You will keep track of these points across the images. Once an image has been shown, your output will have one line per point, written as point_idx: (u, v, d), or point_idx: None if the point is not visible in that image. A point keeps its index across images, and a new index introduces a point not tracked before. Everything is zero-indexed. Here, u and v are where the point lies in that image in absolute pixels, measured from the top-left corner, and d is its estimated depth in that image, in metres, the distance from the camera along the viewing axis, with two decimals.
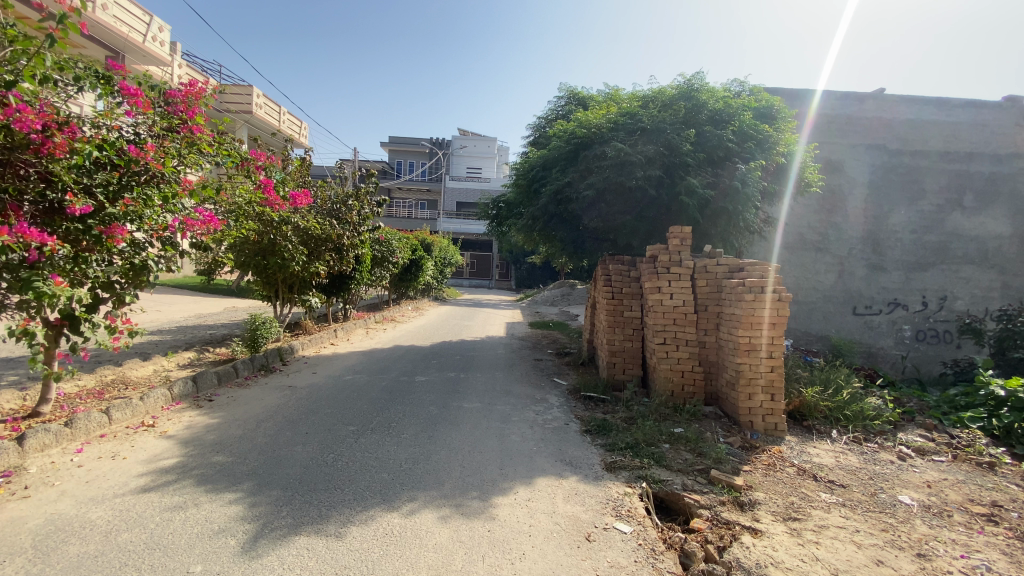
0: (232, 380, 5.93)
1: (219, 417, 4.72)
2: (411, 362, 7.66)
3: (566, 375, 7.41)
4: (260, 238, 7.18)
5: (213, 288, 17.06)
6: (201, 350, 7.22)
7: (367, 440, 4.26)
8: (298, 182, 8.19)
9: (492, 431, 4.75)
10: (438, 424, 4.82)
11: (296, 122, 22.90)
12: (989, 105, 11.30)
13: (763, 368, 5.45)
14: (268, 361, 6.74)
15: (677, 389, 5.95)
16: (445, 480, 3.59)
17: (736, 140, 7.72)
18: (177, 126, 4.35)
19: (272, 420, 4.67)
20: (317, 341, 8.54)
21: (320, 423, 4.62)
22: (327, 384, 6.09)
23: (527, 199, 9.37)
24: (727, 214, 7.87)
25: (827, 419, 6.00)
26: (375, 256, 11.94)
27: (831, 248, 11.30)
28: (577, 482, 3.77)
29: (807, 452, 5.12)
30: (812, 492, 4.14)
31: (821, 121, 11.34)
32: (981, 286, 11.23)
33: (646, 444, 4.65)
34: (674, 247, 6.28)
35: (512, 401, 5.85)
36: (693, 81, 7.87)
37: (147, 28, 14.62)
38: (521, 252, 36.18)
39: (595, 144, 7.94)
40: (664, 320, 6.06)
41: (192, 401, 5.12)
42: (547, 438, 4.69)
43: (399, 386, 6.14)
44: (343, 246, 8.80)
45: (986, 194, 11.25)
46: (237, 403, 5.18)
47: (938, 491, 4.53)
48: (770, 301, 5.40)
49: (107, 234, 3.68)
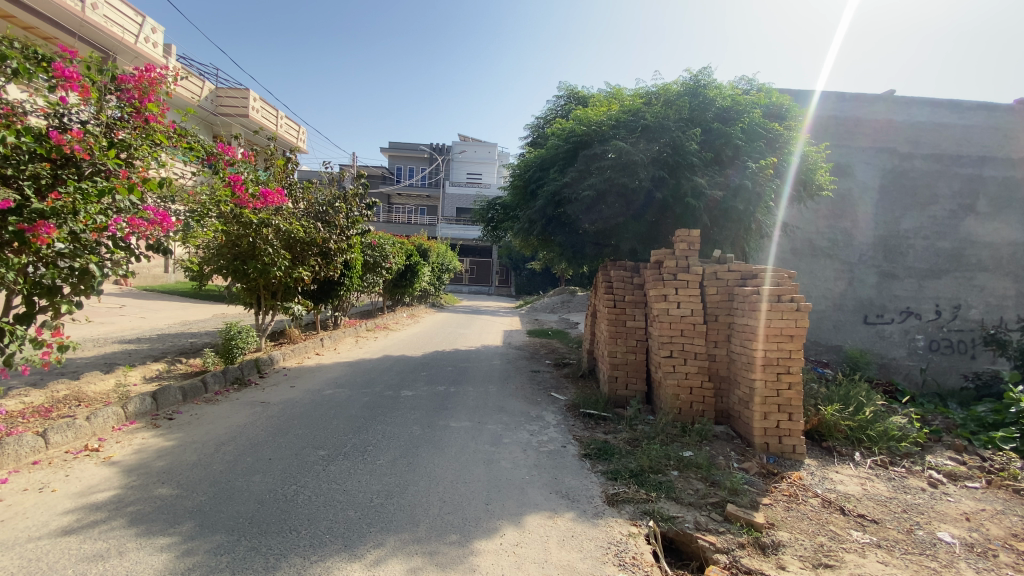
0: (200, 396, 5.46)
1: (175, 440, 4.24)
2: (399, 374, 7.17)
3: (564, 389, 6.91)
4: (237, 241, 6.71)
5: (203, 293, 16.59)
6: (172, 361, 6.73)
7: (337, 468, 3.78)
8: (282, 183, 7.75)
9: (479, 456, 4.26)
10: (419, 447, 4.33)
11: (293, 127, 22.57)
12: (1002, 107, 10.86)
13: (780, 385, 4.97)
14: (243, 374, 6.27)
15: (684, 407, 5.47)
16: (420, 520, 3.10)
17: (745, 139, 7.29)
18: (130, 116, 4.06)
19: (233, 443, 4.19)
20: (300, 352, 8.04)
21: (286, 447, 4.14)
22: (305, 400, 5.59)
23: (524, 202, 8.90)
24: (735, 218, 7.40)
25: (848, 440, 5.48)
26: (367, 261, 11.45)
27: (841, 255, 10.85)
28: (572, 522, 3.27)
29: (830, 479, 4.63)
30: (841, 530, 3.62)
31: (830, 123, 10.92)
32: (996, 294, 10.72)
33: (653, 472, 4.15)
34: (681, 252, 5.80)
35: (504, 419, 5.35)
36: (700, 76, 7.44)
37: (139, 29, 14.22)
38: (522, 258, 35.72)
39: (594, 143, 7.50)
40: (670, 332, 5.57)
41: (149, 420, 4.65)
42: (541, 465, 4.19)
43: (382, 402, 5.65)
44: (329, 251, 8.35)
45: (1000, 199, 10.77)
46: (199, 422, 4.70)
47: (978, 525, 4.02)
48: (787, 311, 4.92)
49: (30, 232, 3.16)
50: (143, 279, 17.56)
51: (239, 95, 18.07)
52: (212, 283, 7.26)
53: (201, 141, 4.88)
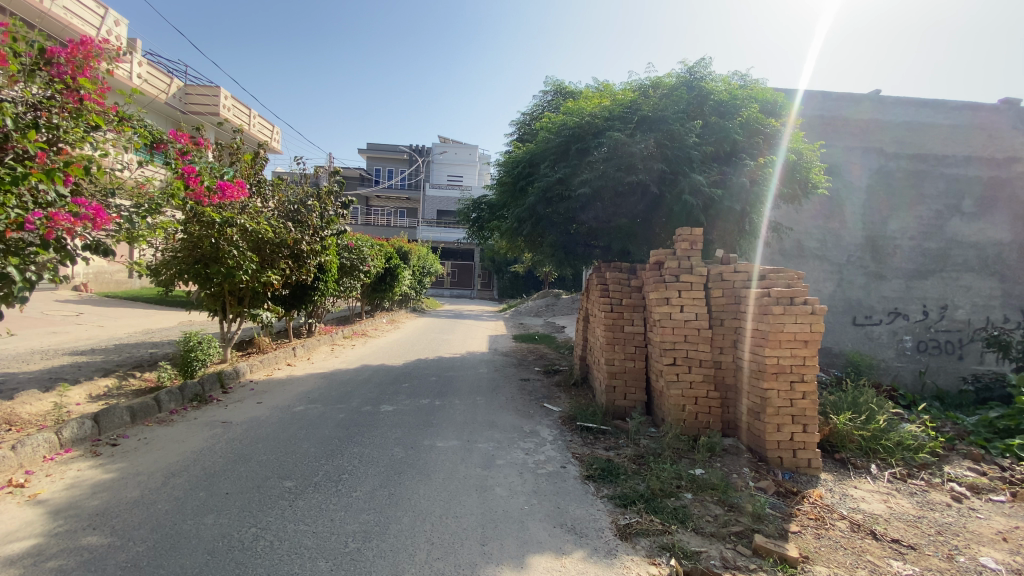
0: (152, 416, 4.85)
1: (116, 473, 3.63)
2: (378, 386, 6.62)
3: (557, 400, 6.45)
4: (198, 242, 6.10)
5: (170, 299, 15.74)
6: (124, 376, 6.08)
7: (305, 505, 3.24)
8: (250, 180, 7.15)
9: (471, 482, 3.76)
10: (401, 473, 3.81)
11: (267, 127, 21.77)
12: (985, 108, 10.80)
13: (794, 395, 4.60)
14: (203, 390, 5.66)
15: (689, 418, 5.04)
16: (404, 570, 2.59)
17: (744, 134, 7.01)
18: (59, 93, 3.49)
19: (185, 474, 3.61)
20: (269, 363, 7.41)
21: (246, 478, 3.59)
22: (272, 419, 5.01)
23: (512, 200, 8.46)
24: (730, 217, 7.05)
25: (862, 451, 5.14)
26: (343, 264, 10.80)
27: (831, 256, 10.68)
28: (582, 563, 2.81)
29: (851, 497, 4.26)
30: (879, 560, 3.24)
31: (819, 122, 10.77)
32: (983, 295, 10.60)
33: (665, 496, 3.71)
34: (683, 252, 5.36)
35: (495, 436, 4.88)
36: (696, 69, 7.11)
37: (101, 21, 13.25)
38: (504, 262, 35.16)
39: (588, 137, 7.11)
40: (673, 337, 5.15)
41: (88, 447, 4.04)
42: (541, 491, 3.71)
43: (360, 420, 5.10)
44: (301, 253, 7.78)
45: (986, 199, 10.67)
46: (148, 448, 4.10)
47: (1018, 547, 3.67)
48: (803, 315, 4.55)
49: None
50: (106, 285, 16.60)
51: (211, 93, 17.27)
52: (178, 290, 6.62)
53: (148, 126, 4.30)
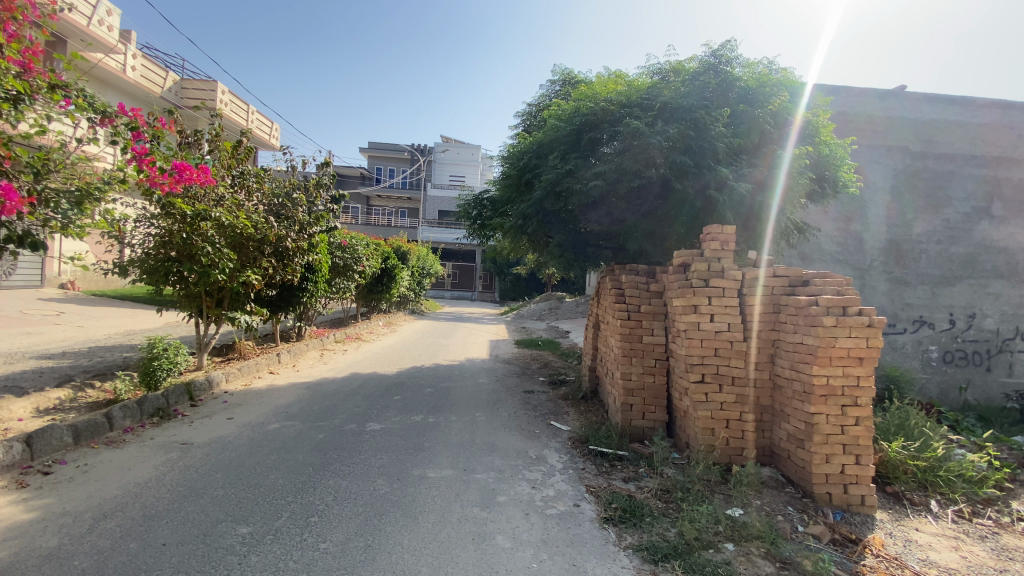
0: (100, 437, 4.19)
1: (35, 513, 2.98)
2: (366, 399, 5.97)
3: (565, 418, 5.78)
4: (169, 237, 5.46)
5: (158, 299, 15.07)
6: (79, 388, 5.40)
7: (259, 563, 2.58)
8: (231, 171, 6.44)
9: (466, 527, 3.10)
10: (383, 516, 3.15)
11: (265, 122, 21.24)
12: (1017, 107, 10.10)
13: (845, 421, 3.95)
14: (166, 404, 5.00)
15: (720, 445, 4.36)
16: None
17: (773, 126, 6.37)
18: None
19: (120, 516, 2.98)
20: (249, 370, 6.74)
21: (191, 524, 2.93)
22: (240, 440, 4.34)
23: (516, 195, 7.79)
24: (754, 216, 6.39)
25: (918, 483, 4.46)
26: (336, 264, 10.14)
27: (852, 260, 10.04)
28: None
29: (917, 545, 3.58)
30: None
31: (842, 118, 10.14)
32: (1013, 303, 9.85)
33: (702, 548, 3.06)
34: (712, 253, 4.71)
35: (496, 464, 4.21)
36: (721, 51, 6.45)
37: (93, 10, 12.48)
38: (506, 262, 34.53)
39: (603, 125, 6.47)
40: (701, 351, 4.48)
41: (12, 477, 3.40)
42: (551, 540, 3.06)
43: (339, 442, 4.43)
44: (286, 251, 7.09)
45: (1015, 202, 9.94)
46: (85, 478, 3.46)
47: None
48: (858, 327, 3.90)
49: None
50: (95, 283, 15.99)
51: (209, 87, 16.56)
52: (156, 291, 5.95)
53: (86, 95, 3.70)
